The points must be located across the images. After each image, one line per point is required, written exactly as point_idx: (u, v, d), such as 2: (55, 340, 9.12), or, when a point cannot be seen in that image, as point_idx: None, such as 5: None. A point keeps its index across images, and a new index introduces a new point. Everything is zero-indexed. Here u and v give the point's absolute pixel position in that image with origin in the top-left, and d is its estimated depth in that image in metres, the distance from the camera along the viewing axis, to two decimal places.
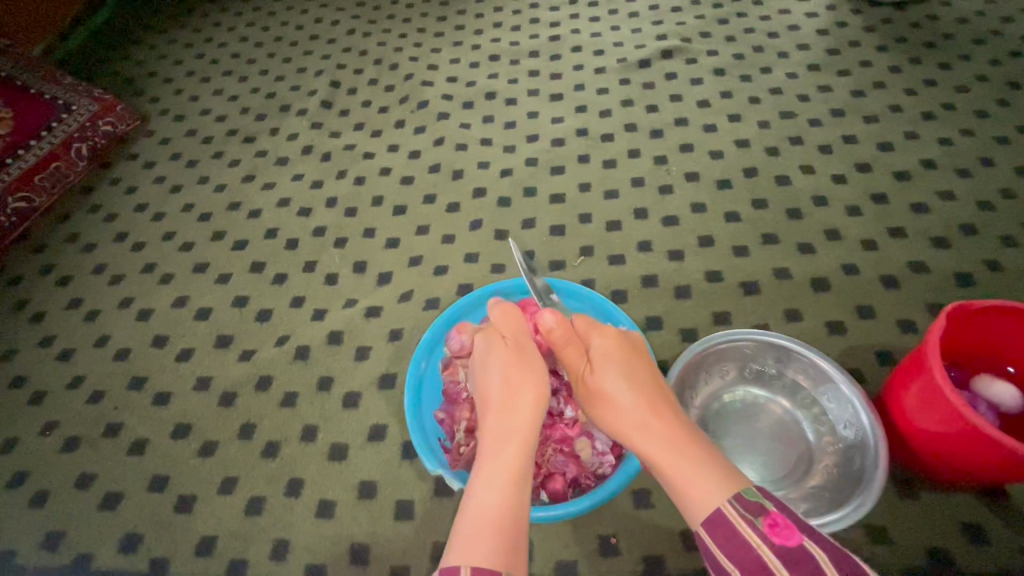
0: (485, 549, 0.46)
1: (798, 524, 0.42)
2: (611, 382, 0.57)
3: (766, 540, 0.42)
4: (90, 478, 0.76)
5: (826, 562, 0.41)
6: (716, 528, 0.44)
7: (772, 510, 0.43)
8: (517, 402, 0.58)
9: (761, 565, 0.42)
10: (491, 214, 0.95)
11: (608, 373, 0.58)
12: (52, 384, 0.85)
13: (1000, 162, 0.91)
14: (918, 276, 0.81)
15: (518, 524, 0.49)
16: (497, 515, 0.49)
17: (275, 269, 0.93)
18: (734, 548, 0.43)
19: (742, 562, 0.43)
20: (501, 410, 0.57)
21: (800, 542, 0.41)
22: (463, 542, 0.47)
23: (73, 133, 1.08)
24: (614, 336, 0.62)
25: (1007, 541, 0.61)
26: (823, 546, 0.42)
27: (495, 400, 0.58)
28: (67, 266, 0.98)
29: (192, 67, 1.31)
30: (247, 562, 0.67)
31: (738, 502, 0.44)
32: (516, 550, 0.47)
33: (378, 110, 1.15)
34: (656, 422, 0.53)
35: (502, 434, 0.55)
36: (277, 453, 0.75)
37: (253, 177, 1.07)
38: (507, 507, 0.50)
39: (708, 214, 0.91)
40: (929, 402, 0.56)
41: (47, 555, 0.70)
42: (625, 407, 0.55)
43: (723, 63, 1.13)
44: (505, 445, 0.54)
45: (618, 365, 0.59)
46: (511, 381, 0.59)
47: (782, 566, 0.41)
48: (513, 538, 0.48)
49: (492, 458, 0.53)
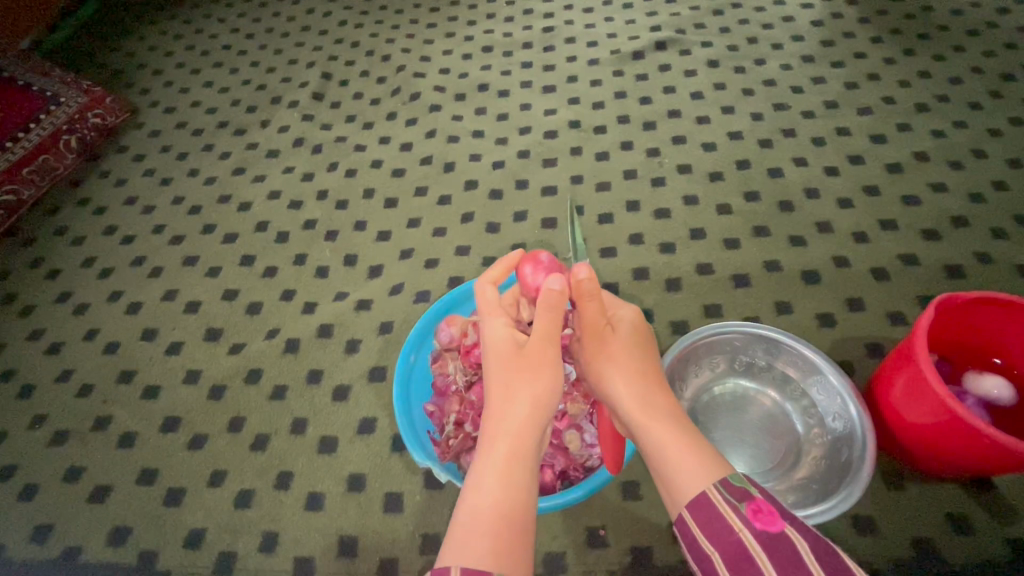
0: (481, 547, 0.41)
1: (781, 511, 0.42)
2: (627, 355, 0.54)
3: (748, 525, 0.42)
4: (80, 471, 0.75)
5: (806, 550, 0.40)
6: (699, 510, 0.44)
7: (757, 496, 0.43)
8: (526, 379, 0.50)
9: (740, 549, 0.41)
10: (482, 207, 0.95)
11: (627, 346, 0.55)
12: (41, 378, 0.84)
13: (993, 153, 0.91)
14: (909, 269, 0.81)
15: (522, 520, 0.43)
16: (496, 509, 0.43)
17: (265, 262, 0.93)
18: (715, 531, 0.43)
19: (722, 544, 0.43)
20: (509, 389, 0.50)
21: (782, 529, 0.41)
22: (457, 539, 0.42)
23: (61, 126, 1.08)
24: (637, 313, 0.58)
25: (993, 531, 0.61)
26: (805, 535, 0.41)
27: (502, 376, 0.51)
28: (56, 259, 0.98)
29: (183, 59, 1.30)
30: (236, 555, 0.67)
31: (724, 488, 0.44)
32: (518, 551, 0.41)
33: (370, 102, 1.14)
34: (659, 399, 0.51)
35: (508, 416, 0.49)
36: (266, 446, 0.75)
37: (244, 169, 1.06)
38: (510, 502, 0.44)
39: (700, 207, 0.91)
40: (917, 393, 0.56)
41: (35, 548, 0.70)
42: (638, 383, 0.52)
43: (716, 54, 1.12)
44: (510, 428, 0.48)
45: (635, 342, 0.56)
46: (523, 357, 0.52)
47: (761, 551, 0.41)
48: (515, 536, 0.42)
49: (493, 443, 0.47)
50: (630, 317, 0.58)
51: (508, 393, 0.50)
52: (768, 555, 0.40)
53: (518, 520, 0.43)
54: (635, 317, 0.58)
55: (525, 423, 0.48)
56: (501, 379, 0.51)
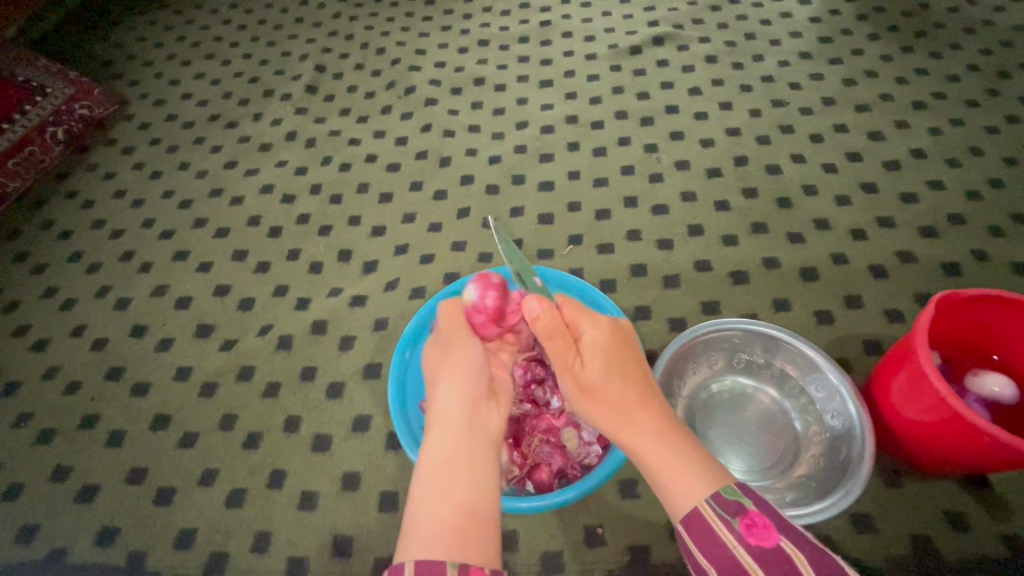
0: (432, 540, 0.42)
1: (777, 523, 0.42)
2: (606, 383, 0.51)
3: (742, 541, 0.42)
4: (67, 470, 0.74)
5: (803, 565, 0.40)
6: (694, 525, 0.43)
7: (751, 509, 0.43)
8: (460, 375, 0.53)
9: (735, 564, 0.41)
10: (479, 202, 0.94)
11: (604, 372, 0.51)
12: (27, 375, 0.82)
13: (989, 152, 0.91)
14: (907, 266, 0.81)
15: (473, 507, 0.44)
16: (445, 501, 0.44)
17: (258, 258, 0.91)
18: (710, 546, 0.43)
19: (717, 558, 0.42)
20: (447, 387, 0.53)
21: (777, 542, 0.41)
22: (410, 537, 0.43)
23: (47, 117, 1.05)
24: (608, 328, 0.54)
25: (990, 529, 0.61)
26: (801, 546, 0.41)
27: (439, 384, 0.53)
28: (43, 253, 0.96)
29: (173, 51, 1.27)
30: (228, 556, 0.66)
31: (716, 502, 0.43)
32: (471, 537, 0.43)
33: (364, 95, 1.12)
34: (644, 421, 0.48)
35: (450, 411, 0.51)
36: (259, 444, 0.74)
37: (235, 163, 1.05)
38: (459, 492, 0.45)
39: (698, 203, 0.90)
40: (916, 391, 0.55)
41: (21, 549, 0.68)
42: (608, 397, 0.50)
43: (714, 50, 1.11)
44: (453, 422, 0.50)
45: (612, 365, 0.51)
46: (455, 358, 0.55)
47: (756, 566, 0.41)
48: (466, 524, 0.43)
49: (438, 439, 0.49)
50: (597, 330, 0.54)
51: (447, 390, 0.52)
52: (764, 570, 0.40)
53: (467, 509, 0.44)
54: (607, 329, 0.54)
55: (466, 415, 0.50)
56: (441, 379, 0.54)
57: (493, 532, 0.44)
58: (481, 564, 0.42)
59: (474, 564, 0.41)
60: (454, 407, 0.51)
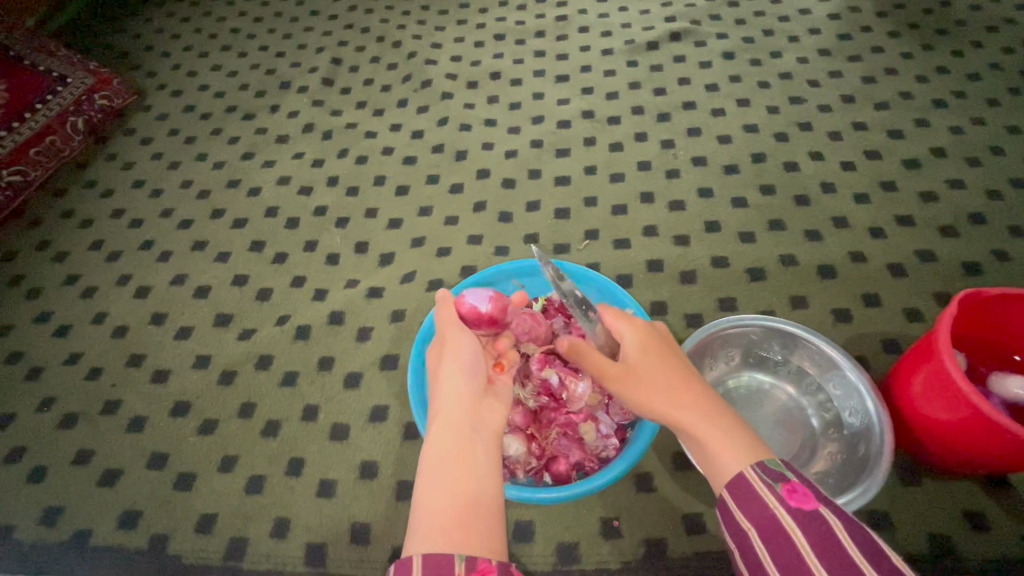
0: (437, 532, 0.41)
1: (817, 494, 0.41)
2: (648, 372, 0.51)
3: (783, 503, 0.41)
4: (89, 455, 0.75)
5: (843, 533, 0.39)
6: (738, 489, 0.43)
7: (793, 478, 0.42)
8: (457, 378, 0.52)
9: (775, 525, 0.40)
10: (495, 196, 0.94)
11: (646, 364, 0.52)
12: (50, 360, 0.84)
13: (1011, 151, 0.90)
14: (926, 265, 0.80)
15: (477, 503, 0.43)
16: (450, 494, 0.43)
17: (275, 248, 0.92)
18: (750, 507, 0.42)
19: (756, 519, 0.41)
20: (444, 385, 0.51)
21: (817, 509, 0.40)
22: (415, 533, 0.41)
23: (68, 107, 1.06)
24: (642, 326, 0.55)
25: (1010, 529, 0.61)
26: (842, 518, 0.40)
27: (437, 384, 0.52)
28: (64, 241, 0.97)
29: (190, 42, 1.28)
30: (248, 541, 0.67)
31: (760, 468, 0.43)
32: (474, 531, 0.41)
33: (380, 88, 1.13)
34: (686, 403, 0.48)
35: (447, 408, 0.49)
36: (277, 433, 0.74)
37: (253, 154, 1.05)
38: (462, 486, 0.44)
39: (715, 200, 0.90)
40: (938, 390, 0.55)
41: (45, 530, 0.70)
42: (658, 386, 0.50)
43: (732, 46, 1.11)
44: (456, 414, 0.49)
45: (654, 358, 0.52)
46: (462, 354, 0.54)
47: (796, 529, 0.40)
48: (468, 519, 0.42)
49: (443, 431, 0.47)
50: (633, 329, 0.54)
51: (448, 386, 0.51)
52: (804, 533, 0.39)
53: (475, 506, 0.43)
54: (641, 328, 0.54)
55: (464, 411, 0.49)
56: (443, 368, 0.53)
57: (497, 527, 0.43)
58: (488, 557, 0.40)
59: (481, 558, 0.40)
60: (450, 406, 0.49)
